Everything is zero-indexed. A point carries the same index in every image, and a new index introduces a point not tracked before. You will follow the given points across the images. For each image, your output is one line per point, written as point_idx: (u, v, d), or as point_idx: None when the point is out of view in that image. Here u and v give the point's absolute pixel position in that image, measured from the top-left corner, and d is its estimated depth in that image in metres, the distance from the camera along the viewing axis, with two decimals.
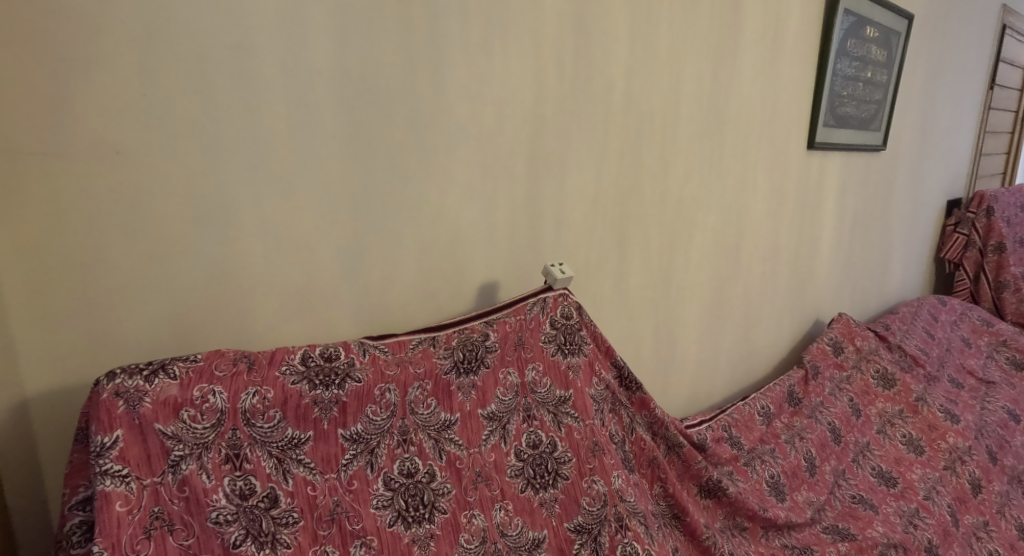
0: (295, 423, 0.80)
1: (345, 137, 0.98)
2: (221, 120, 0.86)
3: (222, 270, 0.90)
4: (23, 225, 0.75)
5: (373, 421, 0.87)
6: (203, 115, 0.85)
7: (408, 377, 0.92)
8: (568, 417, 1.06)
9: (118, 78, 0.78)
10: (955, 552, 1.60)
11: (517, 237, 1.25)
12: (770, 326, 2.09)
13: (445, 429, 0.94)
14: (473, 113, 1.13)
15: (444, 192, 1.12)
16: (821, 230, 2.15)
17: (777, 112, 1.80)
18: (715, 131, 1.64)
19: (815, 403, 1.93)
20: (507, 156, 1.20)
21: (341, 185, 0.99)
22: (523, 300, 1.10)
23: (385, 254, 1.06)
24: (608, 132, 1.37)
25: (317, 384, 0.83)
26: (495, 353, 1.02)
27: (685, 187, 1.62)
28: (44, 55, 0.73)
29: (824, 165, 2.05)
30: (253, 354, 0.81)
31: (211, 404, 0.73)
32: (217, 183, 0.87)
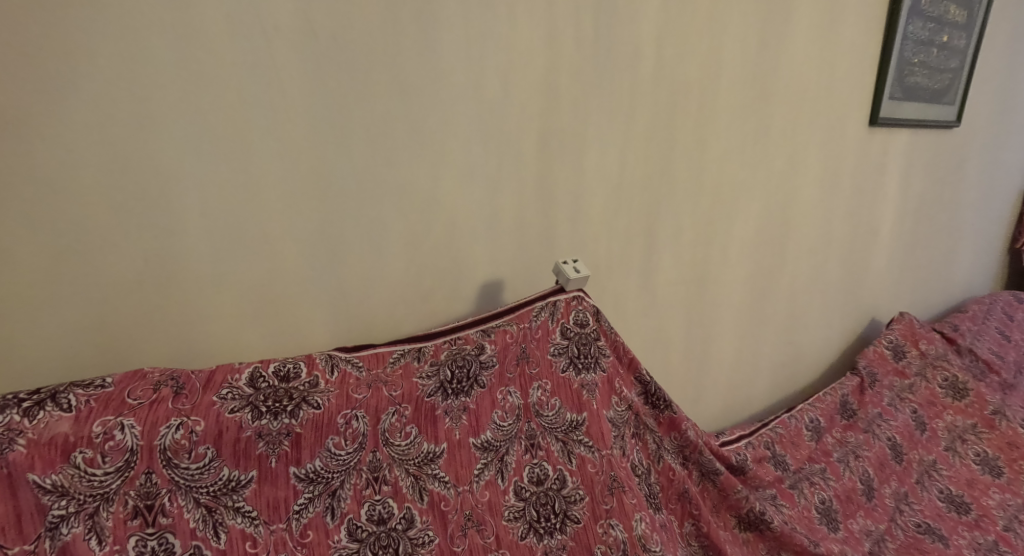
0: (233, 463, 0.64)
1: (311, 110, 0.81)
2: (152, 86, 0.70)
3: (160, 270, 0.75)
4: None
5: (335, 456, 0.71)
6: (129, 79, 0.68)
7: (381, 401, 0.76)
8: (581, 447, 0.87)
9: (14, 33, 0.62)
10: None
11: (526, 228, 1.07)
12: (820, 327, 1.86)
13: (427, 463, 0.77)
14: (473, 81, 0.94)
15: (436, 177, 0.94)
16: (881, 219, 1.89)
17: (836, 83, 1.55)
18: (762, 104, 1.41)
19: (872, 416, 1.70)
20: (514, 132, 1.01)
21: (307, 168, 0.82)
22: (528, 304, 0.92)
23: (364, 251, 0.89)
24: (635, 106, 1.17)
25: (264, 413, 0.68)
26: (492, 370, 0.85)
27: (724, 169, 1.40)
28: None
29: (887, 144, 1.78)
30: (183, 376, 0.66)
31: (116, 443, 0.58)
32: (151, 165, 0.72)
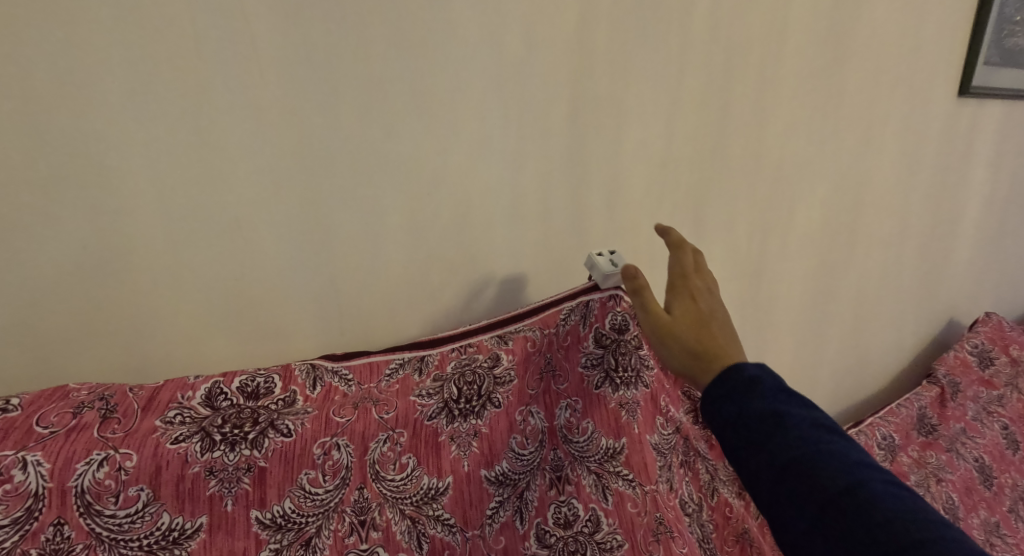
0: (175, 508, 0.51)
1: (288, 67, 0.66)
2: (84, 39, 0.57)
3: (106, 264, 0.64)
4: None
5: (310, 495, 0.57)
6: (54, 29, 0.56)
7: (369, 425, 0.61)
8: (619, 480, 0.69)
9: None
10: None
11: (554, 214, 0.91)
12: (891, 328, 1.64)
13: (427, 502, 0.62)
14: (491, 35, 0.77)
15: (445, 152, 0.78)
16: (966, 206, 1.65)
17: (921, 45, 1.33)
18: (835, 70, 1.21)
19: (955, 433, 1.47)
20: (539, 99, 0.84)
21: (286, 141, 0.68)
22: (556, 305, 0.77)
23: (357, 239, 0.75)
24: (685, 69, 0.99)
25: (217, 442, 0.54)
26: (508, 386, 0.70)
27: (787, 145, 1.20)
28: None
29: (978, 118, 1.54)
30: (117, 395, 0.53)
31: (15, 486, 0.46)
32: (89, 137, 0.59)
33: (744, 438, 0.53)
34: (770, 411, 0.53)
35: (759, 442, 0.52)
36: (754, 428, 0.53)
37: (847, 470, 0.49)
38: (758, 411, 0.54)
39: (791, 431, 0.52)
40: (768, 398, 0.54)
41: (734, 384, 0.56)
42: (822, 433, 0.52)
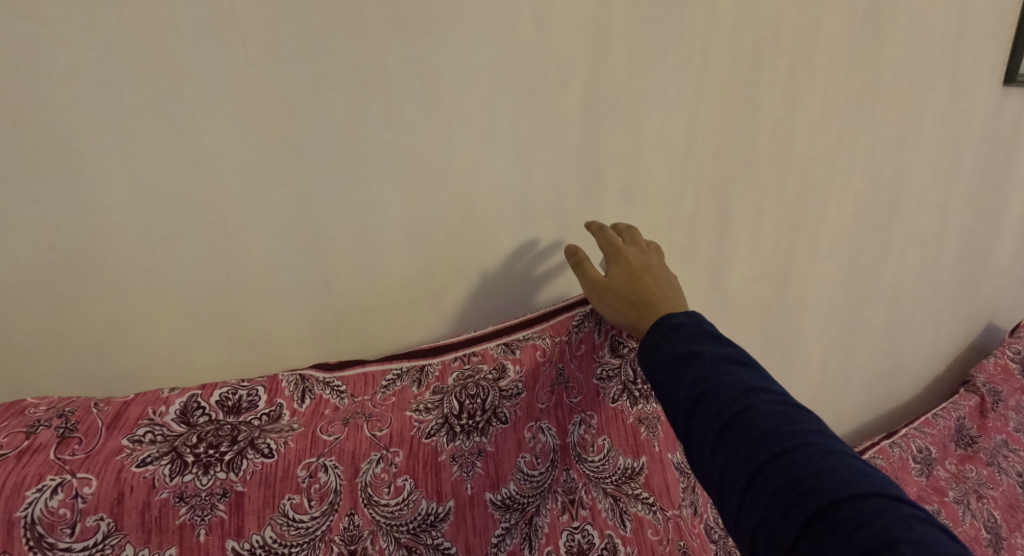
0: (142, 539, 0.46)
1: (276, 52, 0.60)
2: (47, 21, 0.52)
3: (78, 266, 0.60)
4: None
5: (294, 523, 0.51)
6: (13, 10, 0.51)
7: (360, 445, 0.55)
8: (639, 505, 0.65)
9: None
10: None
11: (567, 211, 0.84)
12: (926, 332, 1.54)
13: (425, 529, 0.56)
14: (499, 16, 0.71)
15: (450, 145, 0.72)
16: (1010, 203, 1.54)
17: (966, 30, 1.23)
18: (872, 56, 1.12)
19: (995, 445, 1.38)
20: (551, 86, 0.78)
21: (273, 132, 0.63)
22: (569, 309, 0.70)
23: (353, 240, 0.70)
24: (710, 56, 0.91)
25: (190, 464, 0.49)
26: (516, 399, 0.63)
27: (819, 137, 1.12)
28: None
29: None
30: (80, 412, 0.48)
31: None
32: (57, 130, 0.55)
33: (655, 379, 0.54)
34: (683, 352, 0.54)
35: (669, 382, 0.53)
36: (669, 371, 0.54)
37: (743, 395, 0.48)
38: (672, 354, 0.54)
39: (699, 367, 0.52)
40: (679, 341, 0.55)
41: (657, 330, 0.57)
42: (734, 367, 0.51)
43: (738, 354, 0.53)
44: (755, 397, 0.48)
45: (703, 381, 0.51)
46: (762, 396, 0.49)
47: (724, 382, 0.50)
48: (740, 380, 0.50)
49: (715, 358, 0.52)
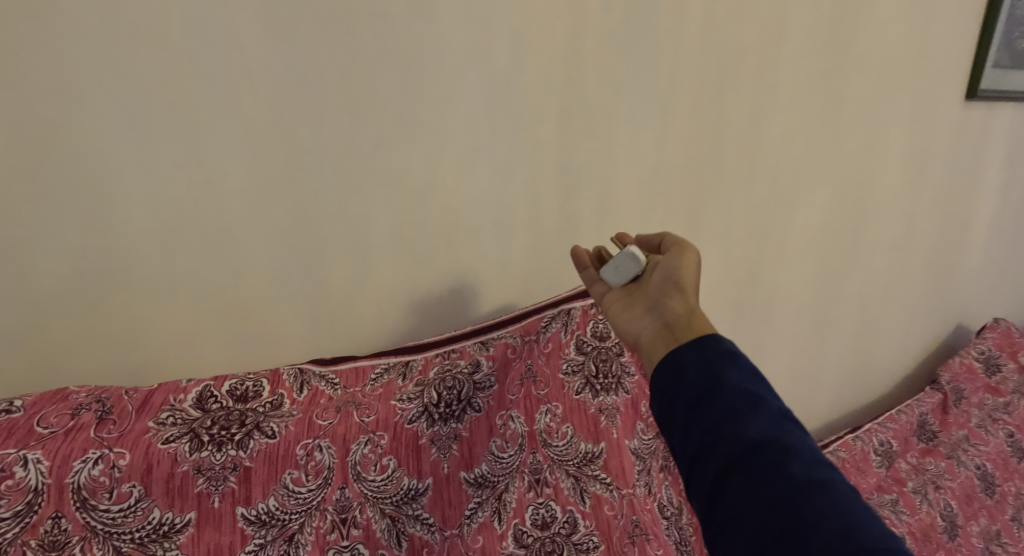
0: (166, 504, 0.54)
1: (280, 86, 0.69)
2: (79, 61, 0.61)
3: (106, 269, 0.68)
4: None
5: (294, 494, 0.60)
6: (52, 52, 0.59)
7: (350, 428, 0.64)
8: (598, 484, 0.73)
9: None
10: None
11: (542, 223, 0.93)
12: (898, 333, 1.62)
13: (407, 502, 0.65)
14: (477, 48, 0.79)
15: (434, 163, 0.81)
16: (979, 209, 1.62)
17: (928, 47, 1.31)
18: (836, 74, 1.20)
19: (957, 440, 1.46)
20: (528, 110, 0.86)
21: (277, 154, 0.71)
22: (538, 312, 0.79)
23: (346, 249, 0.79)
24: (677, 77, 0.99)
25: (206, 442, 0.58)
26: (488, 391, 0.72)
27: (786, 151, 1.20)
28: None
29: (991, 120, 1.51)
30: (113, 398, 0.56)
31: (17, 481, 0.49)
32: (90, 153, 0.64)
33: (710, 397, 0.51)
34: (749, 389, 0.51)
35: (729, 411, 0.50)
36: (731, 401, 0.50)
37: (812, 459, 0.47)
38: (737, 385, 0.51)
39: (766, 415, 0.50)
40: (743, 376, 0.52)
41: (718, 355, 0.53)
42: (789, 425, 0.50)
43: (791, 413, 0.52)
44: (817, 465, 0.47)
45: (768, 432, 0.49)
46: (818, 461, 0.48)
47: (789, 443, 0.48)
48: (798, 440, 0.49)
49: (777, 411, 0.50)
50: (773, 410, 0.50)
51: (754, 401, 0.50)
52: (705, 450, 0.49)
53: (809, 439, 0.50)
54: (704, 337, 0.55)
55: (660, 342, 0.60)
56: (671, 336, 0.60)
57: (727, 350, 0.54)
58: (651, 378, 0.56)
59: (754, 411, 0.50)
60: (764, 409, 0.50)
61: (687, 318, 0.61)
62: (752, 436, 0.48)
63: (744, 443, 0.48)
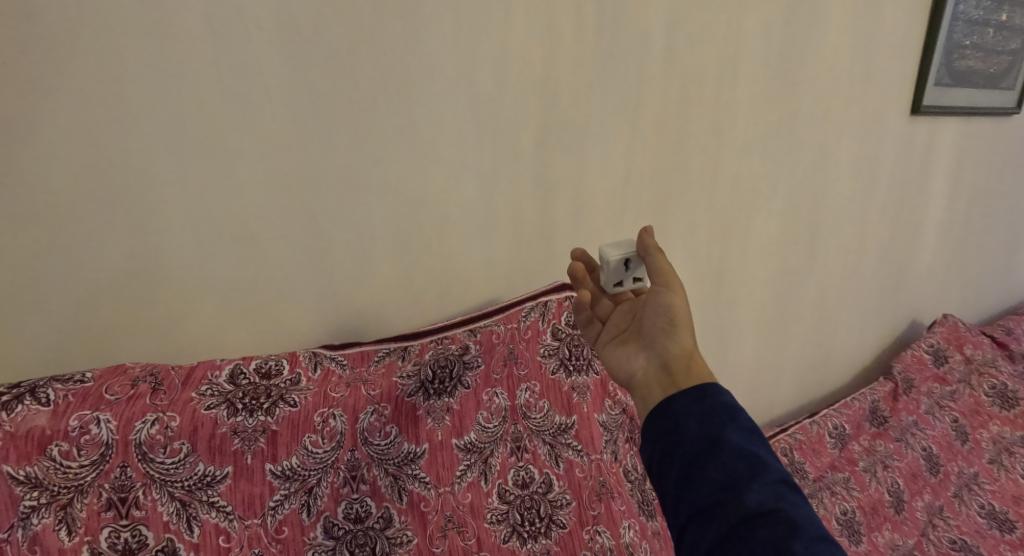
0: (208, 459, 0.66)
1: (297, 109, 0.80)
2: (129, 85, 0.69)
3: (144, 269, 0.75)
4: None
5: (312, 454, 0.71)
6: (105, 77, 0.68)
7: (359, 400, 0.76)
8: (570, 451, 0.86)
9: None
10: None
11: (523, 227, 1.05)
12: (854, 328, 1.75)
13: (407, 463, 0.77)
14: (465, 75, 0.92)
15: (428, 174, 0.93)
16: (925, 214, 1.77)
17: (872, 68, 1.45)
18: (788, 93, 1.33)
19: (905, 424, 1.60)
20: (510, 127, 0.99)
21: (293, 167, 0.81)
22: (518, 304, 0.91)
23: (351, 249, 0.89)
24: (643, 97, 1.12)
25: (240, 409, 0.69)
26: (476, 371, 0.84)
27: (744, 163, 1.33)
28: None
29: (933, 133, 1.67)
30: (162, 372, 0.67)
31: (92, 436, 0.60)
32: (132, 166, 0.71)
33: (709, 456, 0.54)
34: (749, 452, 0.54)
35: (728, 474, 0.52)
36: (731, 464, 0.53)
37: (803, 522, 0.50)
38: (737, 447, 0.54)
39: (765, 480, 0.52)
40: (744, 437, 0.55)
41: (717, 409, 0.56)
42: (790, 493, 0.52)
43: (794, 480, 0.54)
44: (817, 539, 0.49)
45: (767, 498, 0.51)
46: (817, 532, 0.50)
47: (788, 512, 0.50)
48: (797, 509, 0.51)
49: (778, 477, 0.53)
50: (774, 475, 0.53)
51: (754, 465, 0.53)
52: (703, 510, 0.52)
53: (809, 508, 0.52)
54: (704, 390, 0.58)
55: (657, 384, 0.63)
56: (670, 379, 0.62)
57: (729, 409, 0.57)
58: (649, 431, 0.58)
59: (751, 474, 0.52)
60: (764, 475, 0.52)
61: (685, 363, 0.64)
62: (750, 502, 0.51)
63: (741, 510, 0.50)
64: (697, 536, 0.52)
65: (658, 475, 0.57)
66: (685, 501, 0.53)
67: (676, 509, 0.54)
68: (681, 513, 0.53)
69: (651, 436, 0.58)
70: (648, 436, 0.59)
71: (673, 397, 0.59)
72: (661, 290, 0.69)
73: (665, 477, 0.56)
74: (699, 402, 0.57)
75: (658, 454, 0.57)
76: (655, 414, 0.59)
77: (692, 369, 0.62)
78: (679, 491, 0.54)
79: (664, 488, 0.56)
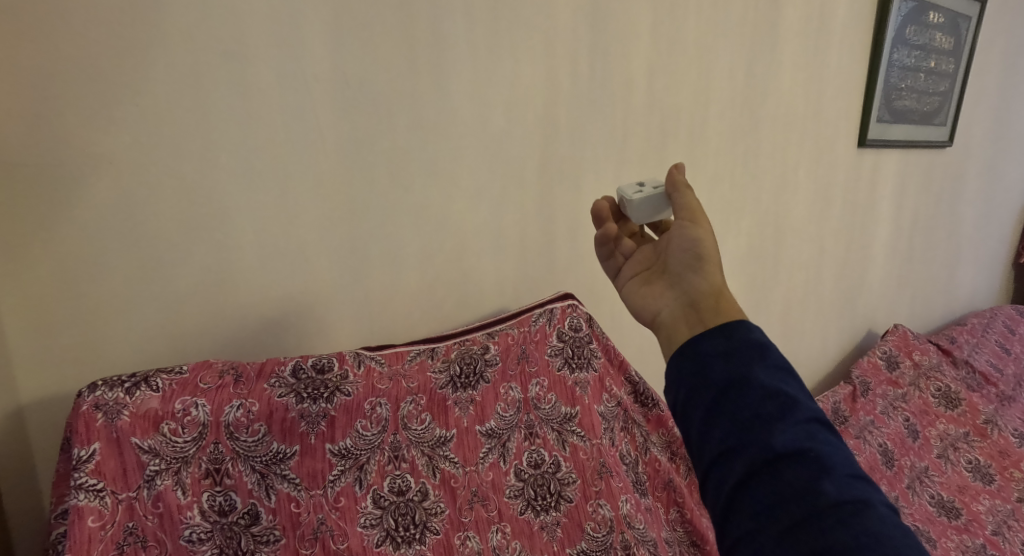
0: (281, 438, 0.79)
1: (346, 145, 0.95)
2: (216, 128, 0.84)
3: (218, 279, 0.88)
4: (36, 239, 0.75)
5: (363, 436, 0.85)
6: (198, 119, 0.82)
7: (400, 391, 0.90)
8: (574, 436, 1.01)
9: (102, 83, 0.75)
10: (950, 541, 1.51)
11: (528, 244, 1.21)
12: (816, 336, 1.94)
13: (440, 445, 0.90)
14: (481, 116, 1.08)
15: (450, 198, 1.08)
16: (874, 234, 1.99)
17: (822, 108, 1.67)
18: (751, 129, 1.53)
19: (864, 422, 1.77)
20: (516, 158, 1.15)
21: (339, 192, 0.96)
22: (528, 312, 1.07)
23: (385, 263, 1.03)
24: (628, 134, 1.30)
25: (305, 398, 0.82)
26: (495, 367, 0.99)
27: (716, 189, 1.52)
28: (26, 60, 0.71)
29: (877, 162, 1.89)
30: (241, 366, 0.80)
31: (193, 417, 0.73)
32: (213, 191, 0.85)
33: (735, 395, 0.54)
34: (777, 392, 0.54)
35: (756, 413, 0.53)
36: (759, 403, 0.53)
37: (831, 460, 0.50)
38: (765, 385, 0.54)
39: (796, 421, 0.52)
40: (773, 376, 0.55)
41: (744, 348, 0.57)
42: (821, 432, 0.53)
43: (823, 419, 0.55)
44: (848, 477, 0.50)
45: (797, 438, 0.51)
46: (849, 474, 0.50)
47: (819, 452, 0.51)
48: (827, 449, 0.51)
49: (808, 416, 0.53)
50: (804, 414, 0.53)
51: (783, 404, 0.54)
52: (730, 449, 0.53)
53: (840, 450, 0.52)
54: (732, 328, 0.59)
55: (683, 322, 0.65)
56: (695, 317, 0.64)
57: (757, 346, 0.57)
58: (673, 369, 0.60)
59: (779, 414, 0.53)
60: (795, 415, 0.53)
61: (711, 298, 0.65)
62: (781, 443, 0.51)
63: (770, 452, 0.51)
64: (722, 476, 0.52)
65: (682, 415, 0.58)
66: (712, 440, 0.54)
67: (703, 449, 0.55)
68: (706, 453, 0.54)
69: (675, 376, 0.59)
70: (673, 378, 0.59)
71: (696, 339, 0.60)
72: (688, 225, 0.72)
73: (690, 419, 0.57)
74: (726, 340, 0.58)
75: (681, 396, 0.58)
76: (679, 354, 0.60)
77: (717, 305, 0.64)
78: (704, 432, 0.55)
79: (689, 427, 0.57)
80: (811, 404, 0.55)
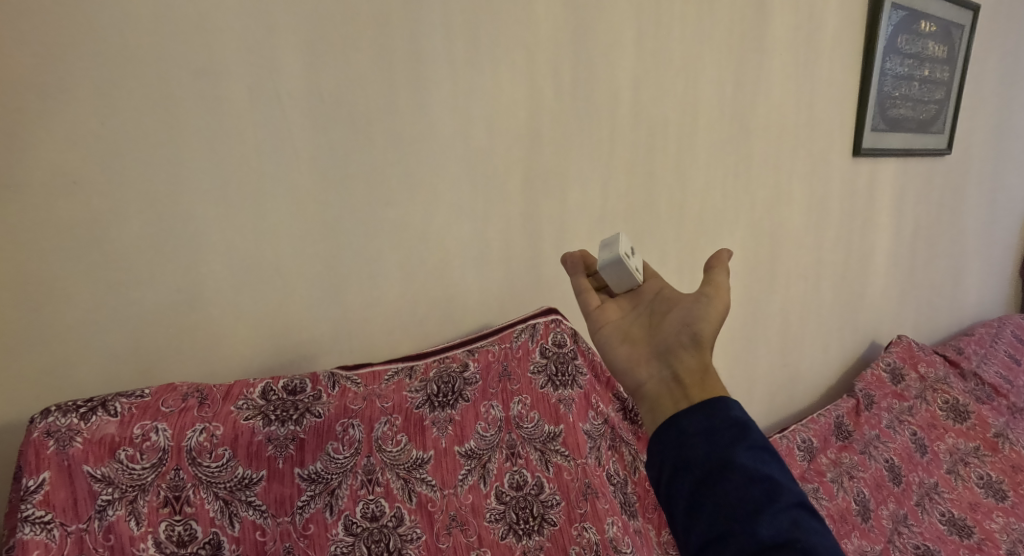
0: (247, 464, 0.76)
1: (319, 161, 0.93)
2: (185, 145, 0.82)
3: (187, 300, 0.86)
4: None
5: (334, 459, 0.81)
6: (166, 139, 0.81)
7: (374, 411, 0.86)
8: (559, 456, 0.97)
9: (64, 102, 0.74)
10: None
11: (512, 258, 1.18)
12: (817, 349, 1.90)
13: (416, 467, 0.87)
14: (461, 130, 1.07)
15: (431, 214, 1.06)
16: (873, 243, 1.95)
17: (815, 117, 1.65)
18: (741, 139, 1.51)
19: (868, 437, 1.71)
20: (498, 174, 1.13)
21: (313, 209, 0.94)
22: (510, 326, 1.04)
23: (363, 282, 1.01)
24: (614, 147, 1.28)
25: (273, 420, 0.79)
26: (475, 385, 0.95)
27: (707, 202, 1.49)
28: None
29: (874, 170, 1.87)
30: (206, 390, 0.77)
31: (152, 442, 0.71)
32: (179, 211, 0.83)
33: (719, 480, 0.57)
34: (760, 476, 0.57)
35: (742, 502, 0.56)
36: (744, 489, 0.56)
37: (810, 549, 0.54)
38: (747, 470, 0.57)
39: (780, 508, 0.56)
40: (754, 458, 0.58)
41: (725, 425, 0.60)
42: (805, 518, 0.56)
43: (806, 501, 0.58)
44: None
45: (784, 528, 0.54)
46: None
47: (805, 543, 0.54)
48: (811, 537, 0.55)
49: (792, 502, 0.57)
50: (788, 501, 0.56)
51: (766, 490, 0.56)
52: (717, 538, 0.55)
53: (821, 535, 0.56)
54: (712, 406, 0.61)
55: (668, 398, 0.66)
56: (680, 394, 0.65)
57: (738, 426, 0.60)
58: (656, 444, 0.63)
59: (765, 502, 0.56)
60: (779, 501, 0.56)
61: (698, 377, 0.66)
62: (767, 534, 0.54)
63: (758, 544, 0.54)
64: None
65: (665, 495, 0.60)
66: (698, 528, 0.56)
67: (691, 532, 0.57)
68: (693, 541, 0.57)
69: (655, 455, 0.62)
70: (654, 455, 0.62)
71: (679, 415, 0.62)
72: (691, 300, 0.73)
73: (674, 499, 0.59)
74: (706, 418, 0.61)
75: (665, 474, 0.60)
76: (661, 431, 0.63)
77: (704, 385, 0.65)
78: (689, 516, 0.58)
79: (673, 511, 0.59)
80: (791, 481, 0.59)
